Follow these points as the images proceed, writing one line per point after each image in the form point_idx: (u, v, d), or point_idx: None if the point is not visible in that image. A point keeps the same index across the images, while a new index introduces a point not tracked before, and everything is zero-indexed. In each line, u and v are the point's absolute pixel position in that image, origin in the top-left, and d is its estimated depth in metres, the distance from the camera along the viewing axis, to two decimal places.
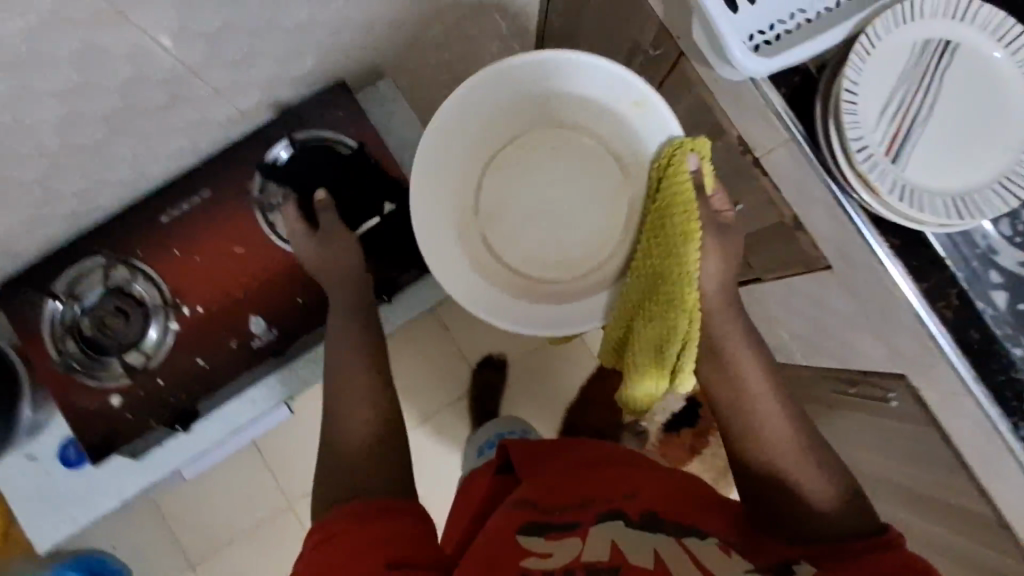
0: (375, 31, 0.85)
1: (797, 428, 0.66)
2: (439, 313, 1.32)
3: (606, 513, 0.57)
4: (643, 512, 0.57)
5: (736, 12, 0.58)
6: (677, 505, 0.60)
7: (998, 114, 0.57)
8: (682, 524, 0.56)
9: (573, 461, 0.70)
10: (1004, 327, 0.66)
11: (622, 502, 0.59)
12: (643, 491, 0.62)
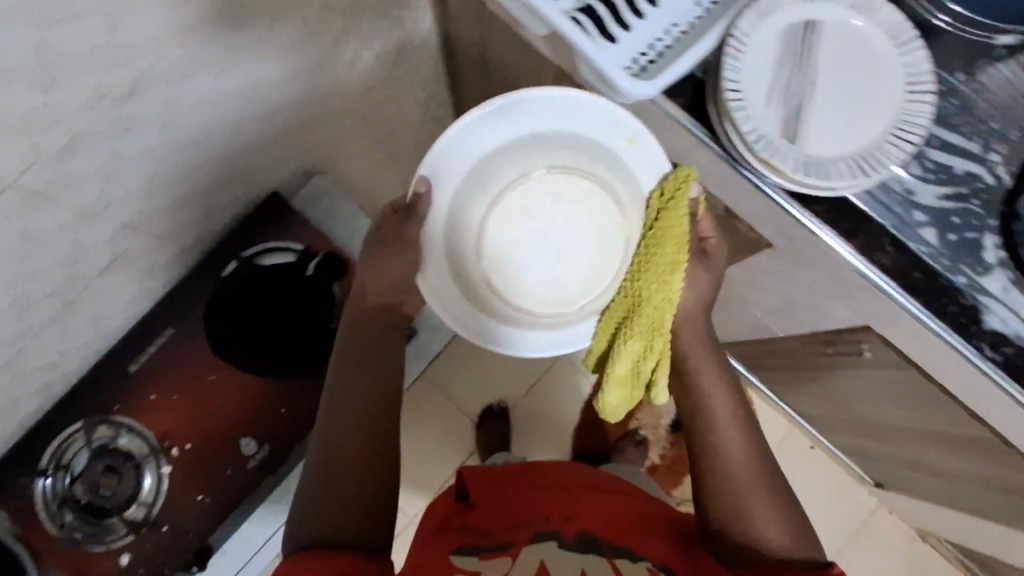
0: (295, 137, 0.89)
1: (751, 452, 0.73)
2: (429, 376, 1.33)
3: (546, 532, 0.67)
4: (579, 533, 0.68)
5: (618, 42, 0.63)
6: (628, 534, 0.70)
7: (875, 73, 0.61)
8: (619, 546, 0.67)
9: (528, 485, 0.79)
10: (943, 261, 0.64)
11: (564, 523, 0.69)
12: (589, 516, 0.72)
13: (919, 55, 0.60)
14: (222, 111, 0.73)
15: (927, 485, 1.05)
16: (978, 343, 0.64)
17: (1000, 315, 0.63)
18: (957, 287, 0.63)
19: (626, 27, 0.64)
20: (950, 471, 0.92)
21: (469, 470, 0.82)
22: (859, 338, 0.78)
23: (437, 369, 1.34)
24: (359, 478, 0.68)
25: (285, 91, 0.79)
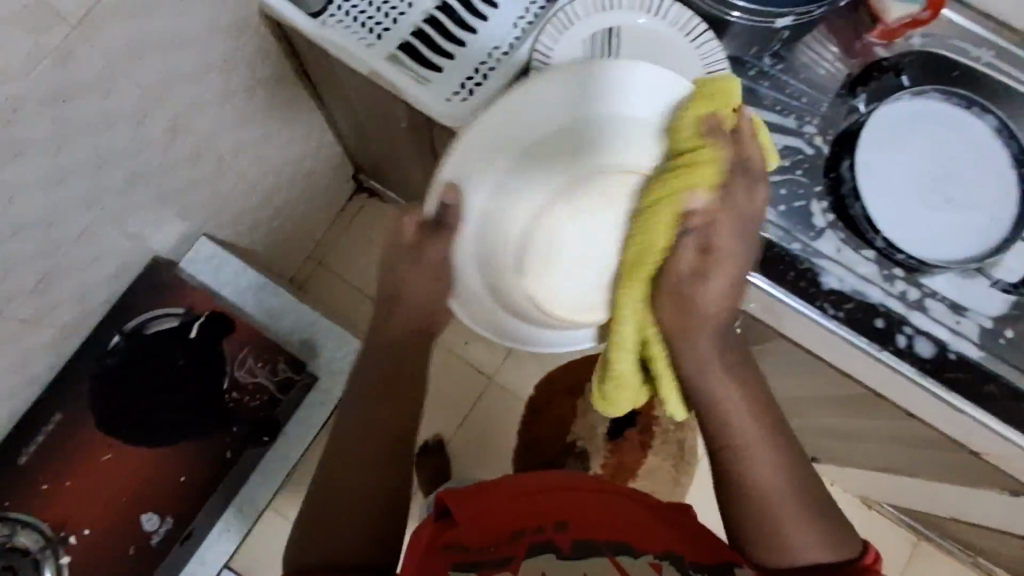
0: (170, 203, 0.89)
1: (797, 461, 0.59)
2: None
3: (539, 545, 0.59)
4: (574, 543, 0.58)
5: (442, 70, 0.69)
6: (629, 527, 0.62)
7: (676, 66, 0.65)
8: (616, 541, 0.59)
9: (513, 502, 0.66)
10: (775, 230, 0.69)
11: (554, 532, 0.60)
12: (585, 520, 0.62)
13: (712, 45, 0.65)
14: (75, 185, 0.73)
15: (847, 451, 1.07)
16: (818, 303, 0.67)
17: (837, 275, 0.68)
18: (793, 253, 0.68)
19: (450, 55, 0.69)
20: (856, 432, 0.94)
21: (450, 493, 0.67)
22: (731, 317, 0.81)
23: None
24: (347, 529, 0.58)
25: (145, 159, 0.79)
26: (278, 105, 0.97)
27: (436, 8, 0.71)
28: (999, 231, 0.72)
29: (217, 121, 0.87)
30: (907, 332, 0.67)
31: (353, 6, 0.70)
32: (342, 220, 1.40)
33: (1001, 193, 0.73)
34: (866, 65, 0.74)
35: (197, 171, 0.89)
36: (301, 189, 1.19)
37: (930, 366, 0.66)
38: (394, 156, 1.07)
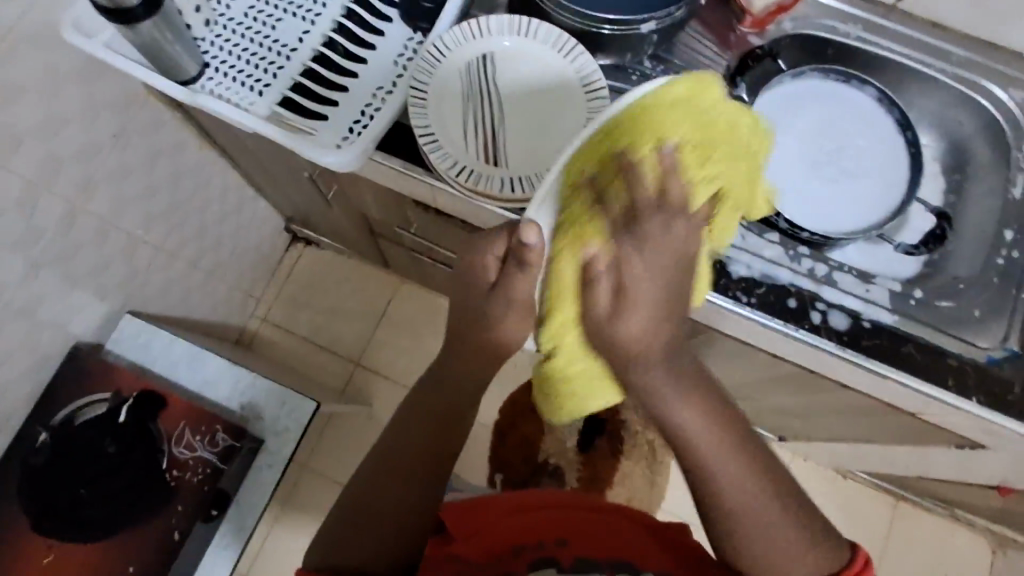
0: (84, 287, 0.86)
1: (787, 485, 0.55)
2: (306, 464, 1.30)
3: (540, 561, 0.59)
4: (577, 559, 0.59)
5: (327, 117, 0.69)
6: (640, 549, 0.63)
7: (553, 81, 0.65)
8: (617, 558, 0.60)
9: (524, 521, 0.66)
10: None
11: (554, 549, 0.61)
12: (591, 539, 0.63)
13: (585, 58, 0.64)
14: None
15: (807, 427, 1.07)
16: (731, 292, 0.67)
17: (744, 261, 0.68)
18: None
19: (334, 102, 0.70)
20: (806, 407, 0.95)
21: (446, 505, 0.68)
22: None
23: (316, 456, 1.30)
24: (387, 528, 0.62)
25: (43, 249, 0.77)
26: (185, 170, 0.96)
27: (313, 57, 0.71)
28: (894, 195, 0.75)
29: (118, 196, 0.85)
30: (820, 308, 0.67)
31: (230, 66, 0.71)
32: (282, 272, 1.39)
33: (891, 159, 0.76)
34: (742, 55, 0.75)
35: (105, 250, 0.87)
36: (230, 249, 1.18)
37: (846, 338, 0.66)
38: (314, 203, 1.06)
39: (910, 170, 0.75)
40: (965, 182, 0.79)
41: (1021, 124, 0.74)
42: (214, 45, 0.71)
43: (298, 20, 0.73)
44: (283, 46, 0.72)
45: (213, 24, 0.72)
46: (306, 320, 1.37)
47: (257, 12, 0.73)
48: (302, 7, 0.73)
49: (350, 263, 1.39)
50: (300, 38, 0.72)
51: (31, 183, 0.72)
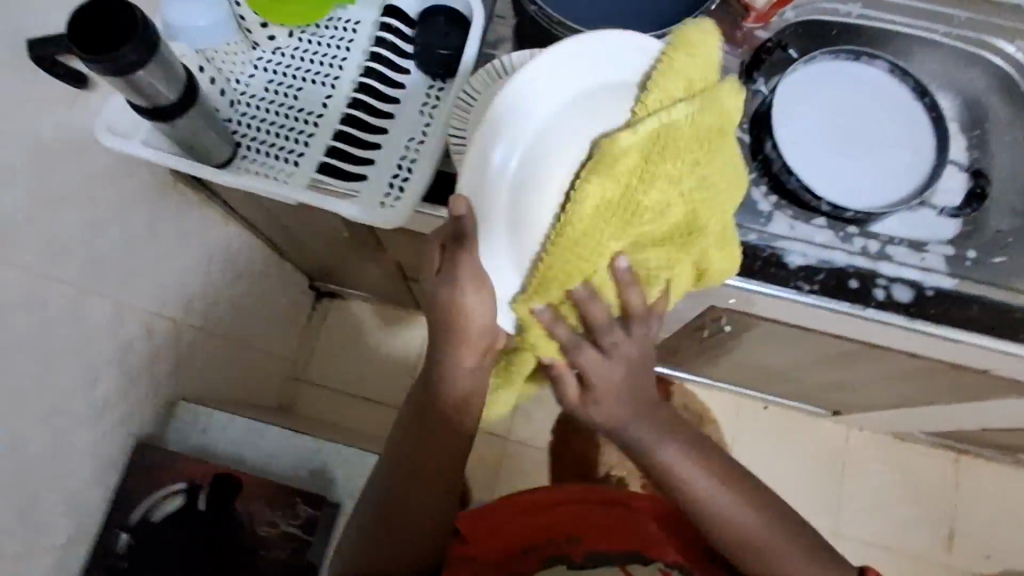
0: (138, 380, 0.85)
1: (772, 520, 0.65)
2: None
3: (557, 556, 0.70)
4: (590, 555, 0.70)
5: (366, 176, 0.70)
6: (648, 539, 0.73)
7: None
8: (630, 551, 0.70)
9: (532, 521, 0.78)
10: None
11: (569, 547, 0.71)
12: (604, 535, 0.73)
13: None
14: (37, 405, 0.68)
15: (866, 399, 1.07)
16: (794, 282, 0.68)
17: (798, 251, 0.69)
18: (752, 244, 0.69)
19: (370, 160, 0.71)
20: (866, 382, 0.95)
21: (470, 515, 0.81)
22: (716, 317, 0.81)
23: None
24: (423, 530, 0.65)
25: (100, 351, 0.76)
26: (215, 248, 0.96)
27: (341, 121, 0.72)
28: (924, 162, 0.76)
29: (159, 283, 0.84)
30: (881, 284, 0.68)
31: (262, 142, 0.72)
32: (311, 331, 1.38)
33: (913, 127, 0.77)
34: (753, 51, 0.76)
35: (154, 339, 0.86)
36: (262, 318, 1.17)
37: (913, 309, 0.67)
38: (343, 260, 1.06)
39: (933, 135, 0.77)
40: (988, 136, 0.79)
41: None
42: (241, 124, 0.72)
43: (318, 85, 0.73)
44: (308, 114, 0.72)
45: (237, 103, 0.73)
46: (343, 375, 1.36)
47: (276, 84, 0.73)
48: (319, 72, 0.73)
49: (378, 312, 1.39)
50: (323, 103, 0.73)
51: (81, 286, 0.71)
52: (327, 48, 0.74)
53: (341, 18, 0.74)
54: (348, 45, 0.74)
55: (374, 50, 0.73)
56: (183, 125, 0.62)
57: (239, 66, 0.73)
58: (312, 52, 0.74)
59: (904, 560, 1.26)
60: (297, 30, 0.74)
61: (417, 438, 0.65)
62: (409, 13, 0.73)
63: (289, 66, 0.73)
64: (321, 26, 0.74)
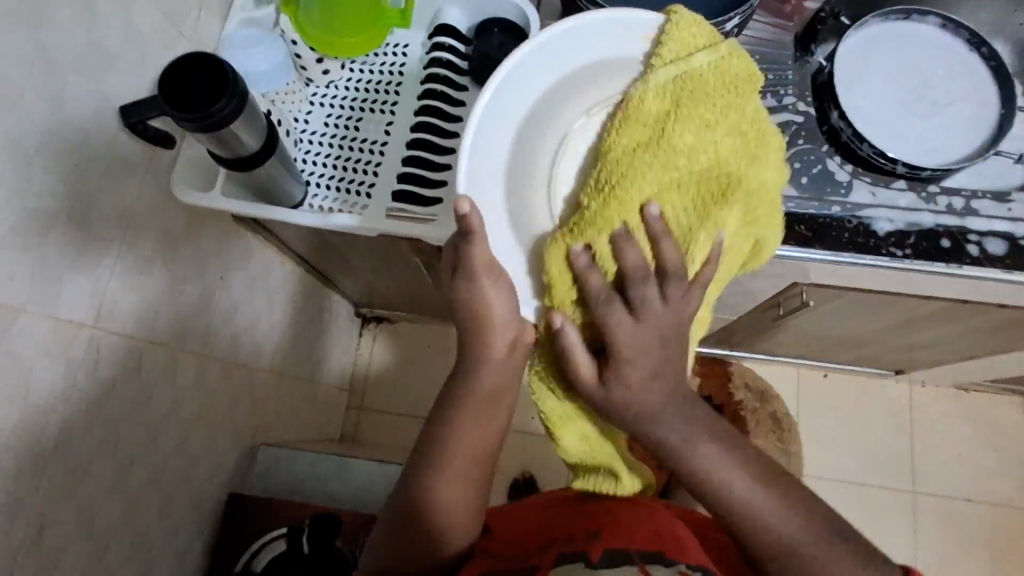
0: (221, 429, 0.84)
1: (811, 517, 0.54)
2: None
3: (568, 553, 0.58)
4: (608, 555, 0.57)
5: (441, 199, 0.69)
6: (675, 541, 0.61)
7: None
8: (652, 550, 0.59)
9: (563, 510, 0.67)
10: (811, 202, 0.69)
11: (585, 541, 0.59)
12: (629, 530, 0.60)
13: None
14: (141, 471, 0.68)
15: (936, 354, 1.07)
16: (887, 248, 0.67)
17: (885, 217, 0.68)
18: (837, 216, 0.69)
19: (444, 181, 0.70)
20: (943, 337, 0.95)
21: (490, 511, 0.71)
22: (796, 292, 0.81)
23: None
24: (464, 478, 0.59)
25: (188, 410, 0.75)
26: (275, 287, 0.96)
27: (409, 146, 0.70)
28: (990, 111, 0.76)
29: (229, 329, 0.84)
30: (973, 240, 0.67)
31: (330, 178, 0.71)
32: (362, 357, 1.37)
33: (975, 78, 0.77)
34: (805, 22, 0.76)
35: (231, 385, 0.85)
36: (318, 351, 1.16)
37: (1010, 261, 0.66)
38: (398, 282, 1.06)
39: (996, 84, 0.76)
40: None
41: None
42: (307, 162, 0.72)
43: (377, 113, 0.73)
44: (372, 143, 0.72)
45: (300, 142, 0.72)
46: (399, 398, 1.35)
47: (335, 117, 0.73)
48: (376, 100, 0.73)
49: (425, 329, 1.38)
50: (385, 131, 0.72)
51: (168, 347, 0.71)
52: (379, 74, 0.74)
53: (388, 43, 0.74)
54: (401, 70, 0.74)
55: (432, 70, 0.71)
56: (260, 172, 0.62)
57: (297, 105, 0.72)
58: (367, 82, 0.73)
59: (985, 509, 1.26)
60: (348, 60, 0.73)
61: (438, 428, 0.59)
62: (460, 29, 0.72)
63: (346, 98, 0.73)
64: (372, 53, 0.74)
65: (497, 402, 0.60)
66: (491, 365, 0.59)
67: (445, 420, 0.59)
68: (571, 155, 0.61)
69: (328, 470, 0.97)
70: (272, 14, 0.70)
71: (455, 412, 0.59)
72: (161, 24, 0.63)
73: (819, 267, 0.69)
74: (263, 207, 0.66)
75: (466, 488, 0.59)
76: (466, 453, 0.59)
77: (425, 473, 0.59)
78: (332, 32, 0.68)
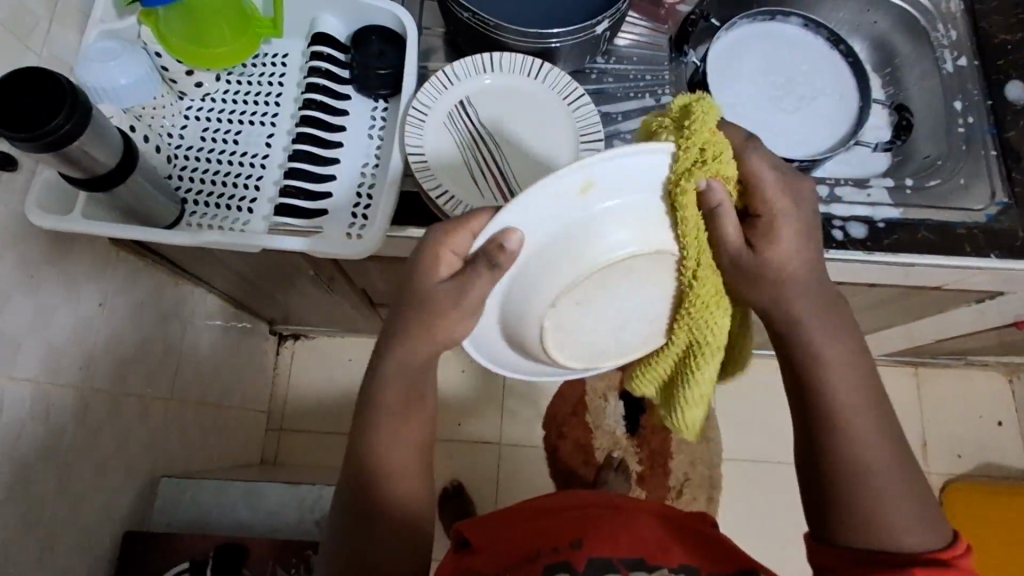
0: (113, 463, 0.79)
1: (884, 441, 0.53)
2: None
3: (553, 564, 0.62)
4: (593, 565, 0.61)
5: (327, 210, 0.68)
6: (648, 543, 0.65)
7: (537, 108, 0.68)
8: (633, 559, 0.62)
9: (544, 518, 0.70)
10: None
11: (569, 551, 0.63)
12: (609, 539, 0.65)
13: (555, 73, 0.67)
14: (11, 517, 0.63)
15: None
16: None
17: None
18: None
19: (328, 193, 0.68)
20: None
21: (467, 521, 0.72)
22: None
23: None
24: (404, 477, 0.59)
25: (67, 447, 0.70)
26: (171, 311, 0.91)
27: (290, 158, 0.68)
28: (852, 103, 0.81)
29: (116, 357, 0.79)
30: (838, 225, 0.72)
31: (209, 194, 0.69)
32: (281, 376, 1.33)
33: (836, 74, 0.82)
34: (678, 24, 0.79)
35: (122, 417, 0.81)
36: (228, 374, 1.12)
37: (869, 243, 0.71)
38: (307, 297, 1.03)
39: (855, 78, 0.82)
40: (899, 72, 0.87)
41: (931, 12, 0.82)
42: (183, 178, 0.69)
43: (256, 126, 0.71)
44: (253, 157, 0.70)
45: (175, 158, 0.69)
46: (321, 416, 1.31)
47: (212, 131, 0.70)
48: (255, 112, 0.71)
49: (346, 343, 1.35)
50: (266, 143, 0.70)
51: (37, 381, 0.66)
52: (257, 86, 0.72)
53: (265, 54, 0.73)
54: (281, 80, 0.72)
55: (310, 80, 0.69)
56: (125, 191, 0.59)
57: (170, 120, 0.70)
58: (244, 93, 0.71)
59: None
60: (223, 72, 0.71)
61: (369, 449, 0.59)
62: (338, 38, 0.71)
63: (222, 111, 0.71)
64: (248, 64, 0.72)
65: (419, 395, 0.60)
66: (408, 368, 0.57)
67: (370, 431, 0.59)
68: (574, 296, 0.51)
69: (237, 496, 0.93)
70: (133, 26, 0.67)
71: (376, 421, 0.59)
72: (5, 39, 0.58)
73: None
74: (129, 227, 0.63)
75: (414, 493, 0.60)
76: (399, 455, 0.59)
77: (362, 485, 0.58)
78: (195, 41, 0.66)
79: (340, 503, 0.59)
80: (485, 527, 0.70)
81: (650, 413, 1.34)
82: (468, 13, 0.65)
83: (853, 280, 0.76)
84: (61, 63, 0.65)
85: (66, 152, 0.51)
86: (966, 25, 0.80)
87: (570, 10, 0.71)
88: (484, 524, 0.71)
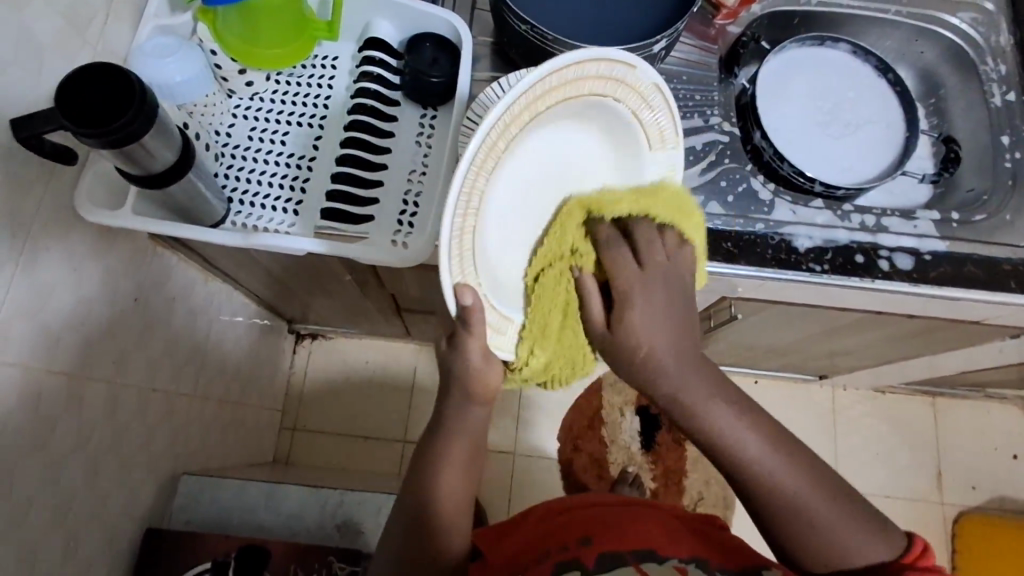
0: (138, 459, 0.79)
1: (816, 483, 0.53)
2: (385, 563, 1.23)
3: (565, 560, 0.59)
4: (604, 556, 0.58)
5: (373, 217, 0.67)
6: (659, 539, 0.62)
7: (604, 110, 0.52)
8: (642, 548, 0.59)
9: (561, 520, 0.69)
10: (737, 220, 0.71)
11: (577, 549, 0.60)
12: (618, 535, 0.62)
13: None
14: (43, 513, 0.62)
15: (854, 359, 1.13)
16: (808, 262, 0.70)
17: (805, 234, 0.71)
18: (761, 233, 0.71)
19: (375, 199, 0.68)
20: (860, 344, 1.00)
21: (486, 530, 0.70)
22: (724, 305, 0.84)
23: None
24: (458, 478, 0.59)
25: (98, 442, 0.70)
26: (198, 307, 0.90)
27: (337, 162, 0.68)
28: (897, 133, 0.81)
29: (148, 354, 0.79)
30: (884, 255, 0.71)
31: (254, 194, 0.68)
32: (297, 376, 1.31)
33: (882, 103, 0.82)
34: (729, 46, 0.79)
35: (151, 414, 0.80)
36: (249, 371, 1.11)
37: (915, 275, 0.70)
38: (332, 300, 1.03)
39: (901, 108, 0.82)
40: (943, 104, 0.87)
41: (980, 43, 0.82)
42: (229, 177, 0.68)
43: (303, 127, 0.70)
44: (300, 158, 0.69)
45: (221, 156, 0.69)
46: (337, 418, 1.30)
47: (259, 131, 0.70)
48: (303, 114, 0.71)
49: (364, 345, 1.34)
50: (313, 146, 0.70)
51: (74, 375, 0.65)
52: (306, 87, 0.71)
53: (315, 55, 0.72)
54: (330, 83, 0.71)
55: (362, 84, 0.69)
56: (178, 189, 0.59)
57: (218, 117, 0.69)
58: (293, 95, 0.71)
59: (902, 503, 1.33)
60: (274, 72, 0.70)
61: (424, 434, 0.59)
62: (390, 43, 0.71)
63: (269, 111, 0.70)
64: (299, 66, 0.71)
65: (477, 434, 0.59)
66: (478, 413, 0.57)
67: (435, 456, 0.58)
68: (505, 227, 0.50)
69: (256, 498, 0.93)
70: (188, 22, 0.67)
71: (442, 462, 0.58)
72: (63, 31, 0.58)
73: (748, 284, 0.72)
74: (177, 226, 0.62)
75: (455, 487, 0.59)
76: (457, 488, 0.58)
77: (430, 527, 0.58)
78: (250, 39, 0.66)
79: (400, 537, 0.59)
80: (504, 527, 0.70)
81: (665, 429, 1.34)
82: (526, 25, 0.64)
83: (891, 309, 0.76)
84: (115, 56, 0.65)
85: (128, 150, 0.51)
86: (1015, 59, 0.81)
87: (624, 27, 0.71)
88: (504, 526, 0.70)
